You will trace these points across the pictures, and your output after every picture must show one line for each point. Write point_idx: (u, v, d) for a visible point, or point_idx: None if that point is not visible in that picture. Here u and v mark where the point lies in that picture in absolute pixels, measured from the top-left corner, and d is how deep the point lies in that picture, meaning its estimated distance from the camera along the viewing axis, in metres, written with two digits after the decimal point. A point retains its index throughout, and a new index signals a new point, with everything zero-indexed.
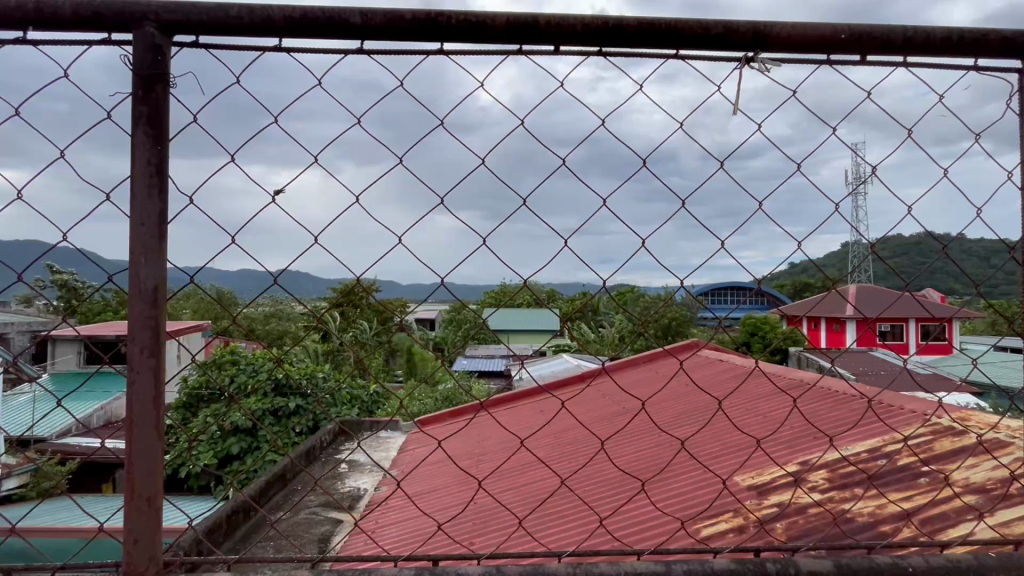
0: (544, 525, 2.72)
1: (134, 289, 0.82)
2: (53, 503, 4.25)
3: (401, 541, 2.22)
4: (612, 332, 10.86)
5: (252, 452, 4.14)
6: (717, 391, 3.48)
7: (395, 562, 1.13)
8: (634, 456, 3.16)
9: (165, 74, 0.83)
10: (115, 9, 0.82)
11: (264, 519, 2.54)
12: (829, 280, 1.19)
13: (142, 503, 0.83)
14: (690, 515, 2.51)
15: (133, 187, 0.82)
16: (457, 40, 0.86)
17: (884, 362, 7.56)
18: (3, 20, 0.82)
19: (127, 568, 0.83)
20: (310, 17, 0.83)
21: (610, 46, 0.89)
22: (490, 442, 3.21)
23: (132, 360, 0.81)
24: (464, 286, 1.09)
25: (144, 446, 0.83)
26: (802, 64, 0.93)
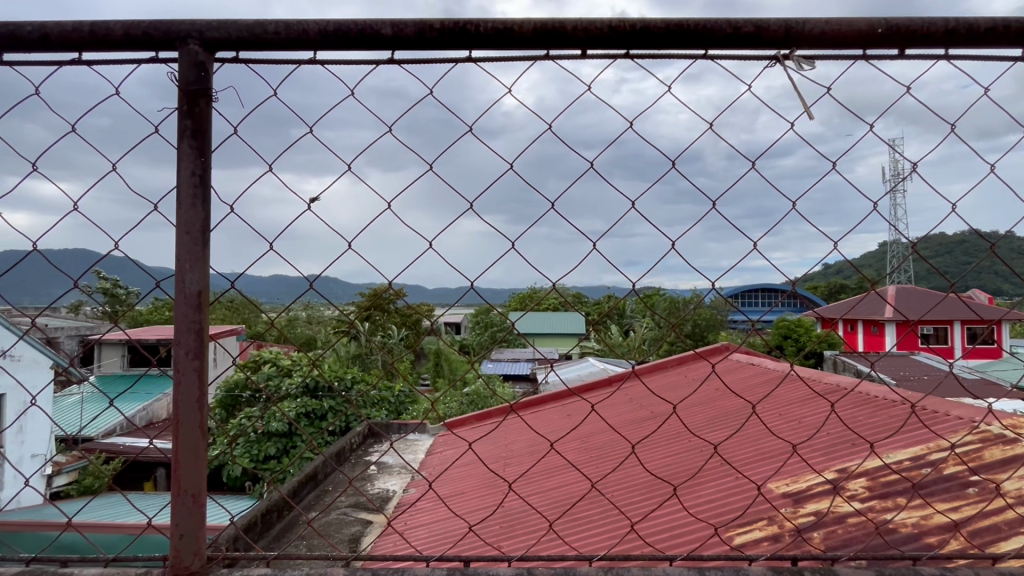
0: (574, 529, 2.72)
1: (179, 294, 0.87)
2: (104, 499, 4.44)
3: (430, 542, 2.26)
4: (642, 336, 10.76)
5: (289, 452, 4.24)
6: (751, 395, 3.41)
7: (427, 563, 1.13)
8: (665, 461, 3.12)
9: (208, 89, 0.87)
10: (163, 30, 0.87)
11: (299, 518, 2.61)
12: (866, 280, 1.17)
13: (187, 499, 0.88)
14: (723, 521, 2.49)
15: (178, 197, 0.87)
16: (485, 47, 0.89)
17: (929, 366, 7.29)
18: (62, 43, 0.89)
19: (173, 562, 0.88)
20: (343, 29, 0.87)
21: (637, 48, 0.90)
22: (520, 444, 3.22)
23: (178, 362, 0.86)
24: (491, 289, 1.11)
25: (189, 443, 0.88)
26: (837, 60, 0.92)
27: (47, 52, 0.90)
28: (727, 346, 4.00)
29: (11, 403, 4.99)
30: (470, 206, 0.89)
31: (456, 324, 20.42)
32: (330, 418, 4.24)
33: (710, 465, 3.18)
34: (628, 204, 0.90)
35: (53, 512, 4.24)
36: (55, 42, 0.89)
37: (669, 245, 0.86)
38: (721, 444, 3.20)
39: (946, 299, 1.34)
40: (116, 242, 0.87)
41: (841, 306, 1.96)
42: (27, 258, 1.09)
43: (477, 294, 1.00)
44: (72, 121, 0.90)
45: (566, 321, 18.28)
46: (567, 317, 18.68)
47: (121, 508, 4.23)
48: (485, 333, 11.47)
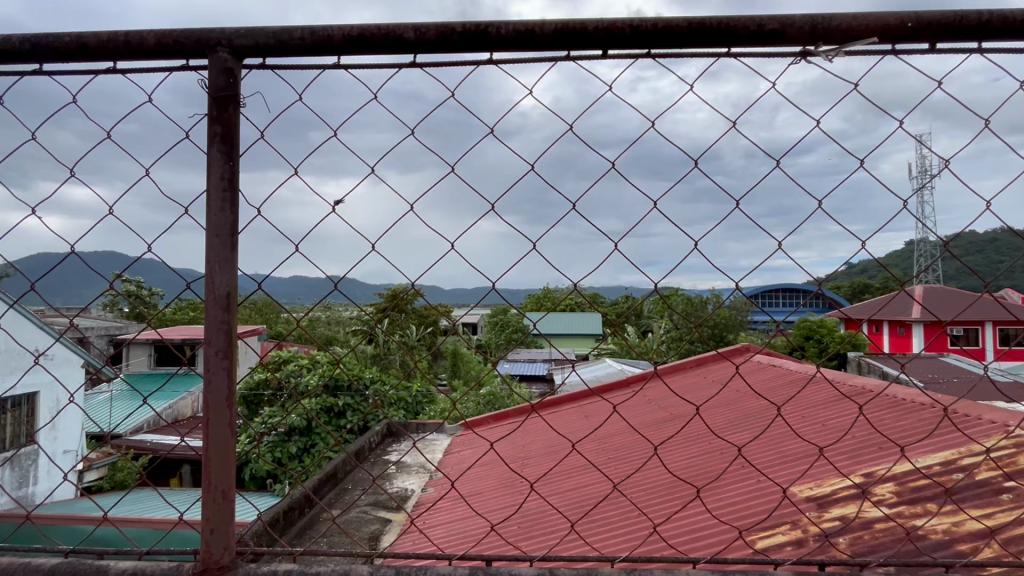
0: (596, 530, 2.72)
1: (209, 295, 0.90)
2: (135, 494, 4.58)
3: (451, 542, 2.29)
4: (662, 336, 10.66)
5: (309, 450, 4.30)
6: (776, 396, 3.35)
7: (449, 562, 1.12)
8: (687, 463, 3.09)
9: (237, 95, 0.91)
10: (194, 38, 0.91)
11: (320, 515, 2.65)
12: (893, 280, 1.15)
13: (218, 495, 0.91)
14: (746, 525, 2.46)
15: (208, 201, 0.90)
16: (506, 50, 0.90)
17: (959, 368, 7.08)
18: (98, 53, 0.93)
19: (205, 556, 0.91)
20: (367, 34, 0.89)
21: (659, 48, 0.90)
22: (540, 445, 3.22)
23: (207, 362, 0.89)
24: (511, 290, 1.11)
25: (219, 441, 0.91)
26: (865, 55, 0.90)
27: (86, 61, 0.94)
28: (748, 347, 3.95)
29: (45, 400, 5.16)
30: (492, 207, 0.90)
31: (475, 324, 20.45)
32: (348, 417, 4.30)
33: (733, 467, 3.14)
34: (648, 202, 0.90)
35: (88, 506, 4.39)
36: (93, 51, 0.93)
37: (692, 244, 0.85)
38: (746, 447, 3.15)
39: (979, 299, 1.30)
40: (148, 244, 0.91)
41: (868, 306, 1.92)
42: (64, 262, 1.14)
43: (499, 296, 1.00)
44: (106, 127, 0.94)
45: (587, 322, 18.18)
46: (585, 317, 18.59)
47: (153, 503, 4.35)
48: (502, 334, 11.48)
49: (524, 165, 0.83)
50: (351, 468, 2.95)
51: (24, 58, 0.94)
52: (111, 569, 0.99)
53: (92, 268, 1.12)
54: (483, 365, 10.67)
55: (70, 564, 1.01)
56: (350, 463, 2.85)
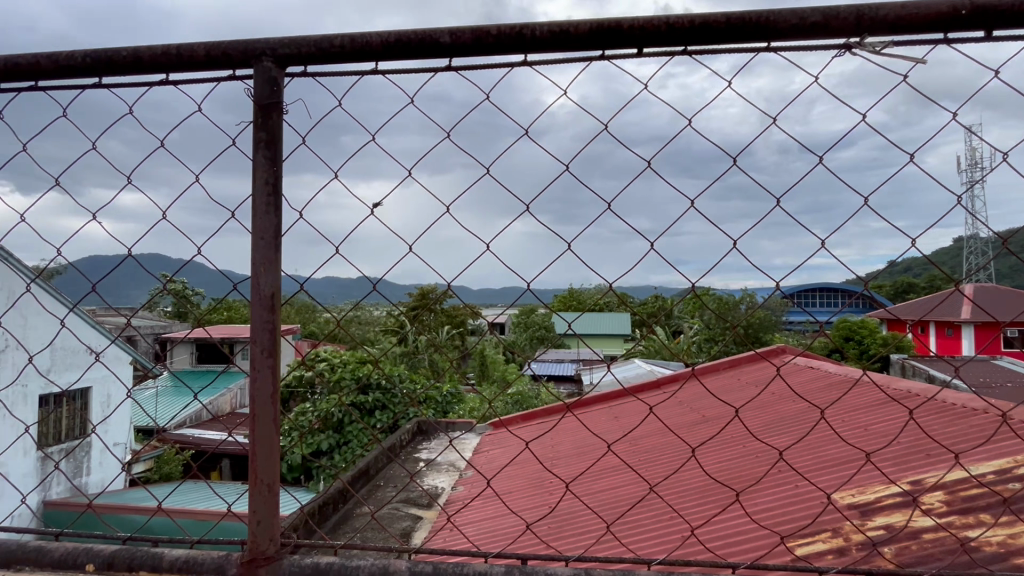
0: (633, 531, 2.70)
1: (254, 295, 0.94)
2: (186, 485, 4.78)
3: (487, 541, 2.35)
4: (691, 338, 10.48)
5: (341, 448, 4.38)
6: (818, 399, 3.26)
7: (485, 559, 1.08)
8: (725, 465, 3.04)
9: (280, 102, 0.94)
10: (240, 48, 0.94)
11: (354, 510, 2.71)
12: (942, 278, 1.09)
13: (263, 488, 0.95)
14: (788, 530, 2.39)
15: (254, 205, 0.94)
16: (543, 51, 0.89)
17: (1014, 373, 6.68)
18: (152, 64, 0.97)
19: (252, 546, 0.95)
20: (404, 39, 0.91)
21: (696, 44, 0.88)
22: (574, 445, 3.22)
23: (254, 359, 0.93)
24: (547, 290, 1.10)
25: (264, 435, 0.95)
26: (914, 45, 0.86)
27: (140, 74, 0.99)
28: (783, 349, 3.84)
29: (98, 396, 5.45)
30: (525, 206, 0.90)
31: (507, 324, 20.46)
32: (378, 415, 4.37)
33: (774, 471, 3.07)
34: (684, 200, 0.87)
35: (142, 496, 4.60)
36: (146, 63, 0.98)
37: (728, 241, 0.82)
38: (786, 450, 3.07)
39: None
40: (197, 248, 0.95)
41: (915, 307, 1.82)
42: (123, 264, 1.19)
43: (535, 297, 0.99)
44: (159, 136, 0.99)
45: (617, 322, 18.00)
46: (617, 317, 18.36)
47: (201, 495, 4.54)
48: (528, 333, 11.44)
49: (558, 164, 0.82)
50: (383, 465, 3.00)
51: (85, 72, 1.00)
52: (164, 558, 1.01)
53: (144, 268, 1.18)
54: (509, 365, 10.72)
55: (127, 552, 1.03)
56: (382, 459, 2.90)
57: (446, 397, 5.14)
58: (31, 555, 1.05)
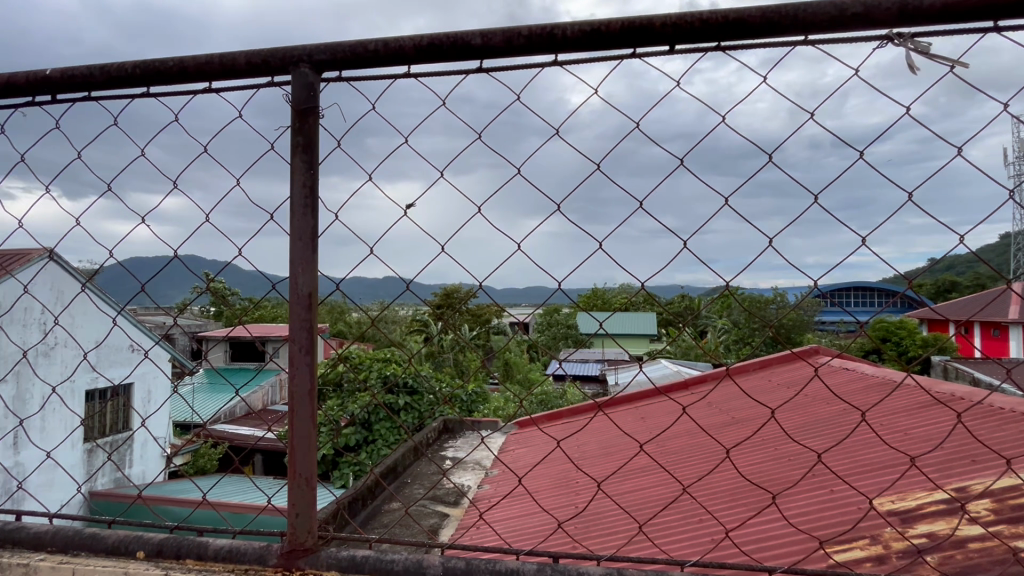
0: (668, 532, 2.67)
1: (293, 295, 0.96)
2: (231, 481, 4.94)
3: (519, 538, 2.37)
4: (717, 338, 10.30)
5: (367, 445, 4.44)
6: (858, 400, 3.15)
7: (515, 556, 1.04)
8: (761, 467, 2.97)
9: (316, 107, 0.96)
10: (278, 55, 0.96)
11: (382, 506, 2.76)
12: (990, 275, 1.03)
13: (302, 482, 0.97)
14: (827, 535, 2.32)
15: (291, 207, 0.96)
16: (575, 51, 0.88)
17: None
18: (196, 73, 1.00)
19: (291, 537, 0.98)
20: (437, 42, 0.91)
21: (730, 40, 0.85)
22: (606, 444, 3.20)
23: (292, 356, 0.95)
24: (576, 289, 1.08)
25: (302, 430, 0.97)
26: (961, 35, 0.82)
27: (185, 82, 1.02)
28: (816, 350, 3.75)
29: (140, 391, 5.64)
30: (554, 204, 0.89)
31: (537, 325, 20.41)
32: (405, 414, 4.42)
33: (812, 473, 2.98)
34: (715, 198, 0.85)
35: (185, 488, 4.78)
36: (191, 72, 1.01)
37: (760, 238, 0.79)
38: (825, 453, 2.98)
39: None
40: (237, 249, 0.97)
41: (958, 308, 1.74)
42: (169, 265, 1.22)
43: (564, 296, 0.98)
44: (202, 143, 1.02)
45: (646, 322, 17.79)
46: (647, 317, 18.12)
47: (240, 490, 4.68)
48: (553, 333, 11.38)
49: (590, 162, 0.81)
50: (410, 462, 3.05)
51: (133, 81, 1.03)
52: (210, 547, 1.03)
53: (190, 268, 1.22)
54: (534, 365, 10.73)
55: (176, 540, 1.06)
56: (408, 457, 2.95)
57: (470, 396, 5.16)
58: (87, 540, 1.10)
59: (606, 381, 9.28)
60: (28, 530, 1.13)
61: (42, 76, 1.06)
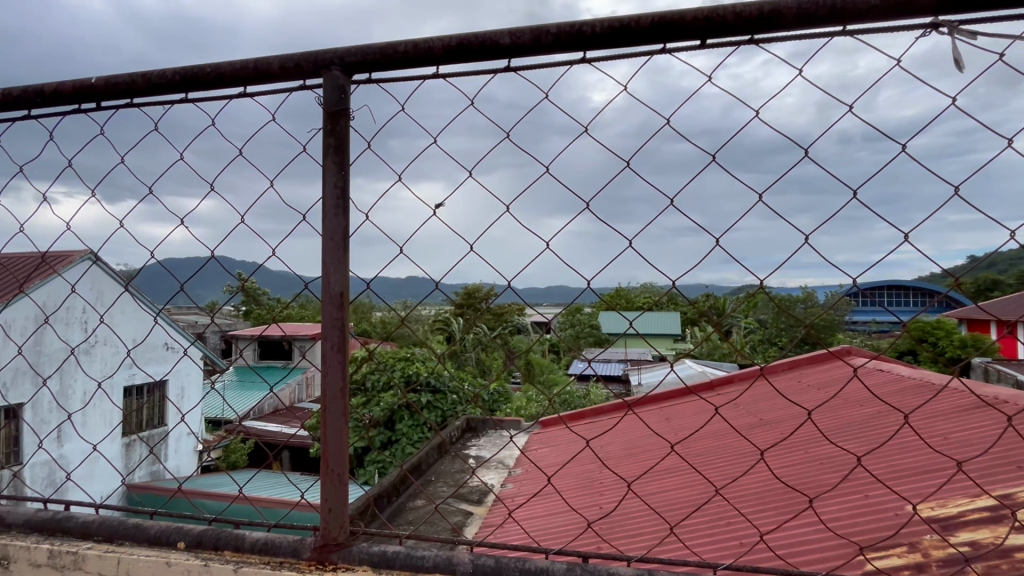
0: (702, 534, 2.62)
1: (325, 294, 0.96)
2: (266, 477, 5.06)
3: (550, 537, 2.37)
4: (741, 338, 10.11)
5: (391, 444, 4.48)
6: (898, 402, 3.05)
7: (544, 555, 1.03)
8: (797, 470, 2.89)
9: (347, 109, 0.96)
10: (311, 59, 0.97)
11: (407, 503, 2.79)
12: None
13: (334, 478, 0.97)
14: (866, 541, 2.23)
15: (324, 207, 0.96)
16: (604, 48, 0.86)
17: None
18: (232, 78, 1.01)
19: (324, 532, 0.98)
20: (466, 43, 0.90)
21: (764, 33, 0.83)
22: (635, 444, 3.16)
23: (324, 355, 0.96)
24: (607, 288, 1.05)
25: (335, 426, 0.97)
26: (1011, 22, 0.77)
27: (221, 88, 1.03)
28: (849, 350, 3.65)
29: (175, 385, 5.82)
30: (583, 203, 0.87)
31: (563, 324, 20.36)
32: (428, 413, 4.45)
33: (851, 476, 2.89)
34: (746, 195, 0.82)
35: (221, 482, 4.92)
36: (228, 78, 1.02)
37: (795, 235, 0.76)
38: (865, 456, 2.88)
39: None
40: (270, 249, 0.98)
41: (1003, 307, 1.65)
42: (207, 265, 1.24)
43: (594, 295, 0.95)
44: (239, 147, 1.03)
45: (674, 321, 17.57)
46: (675, 316, 17.89)
47: (276, 485, 4.79)
48: None
49: (620, 160, 0.79)
50: (434, 460, 3.09)
51: (171, 87, 1.05)
52: (246, 539, 1.05)
53: (228, 268, 1.24)
54: (558, 364, 10.73)
55: (214, 532, 1.07)
56: (432, 456, 2.98)
57: (493, 395, 5.17)
58: (131, 530, 1.12)
59: (629, 381, 9.20)
60: (77, 519, 1.14)
61: (87, 84, 1.08)
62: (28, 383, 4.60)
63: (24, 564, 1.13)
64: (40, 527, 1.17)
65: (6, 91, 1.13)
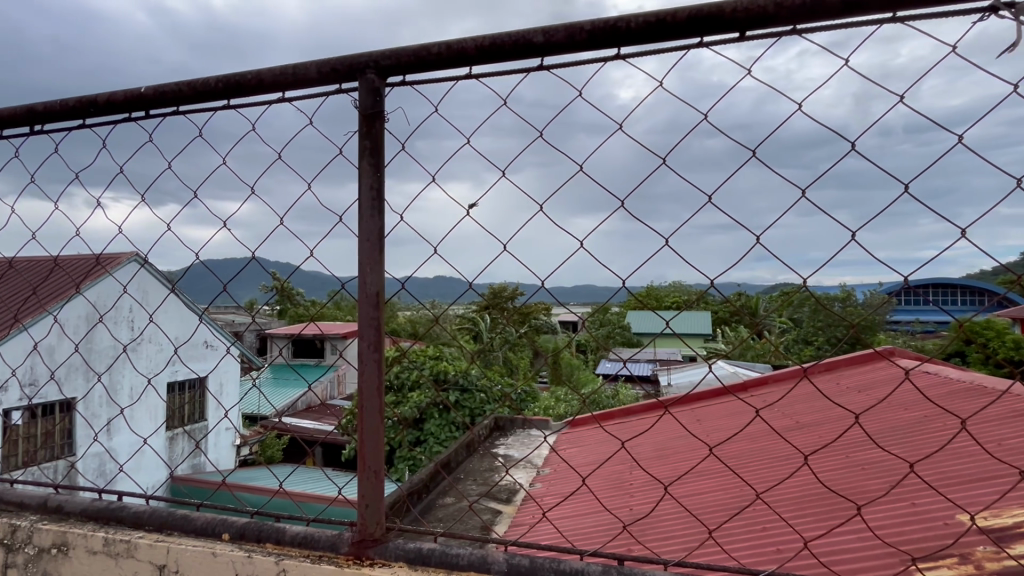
0: (742, 539, 2.56)
1: (362, 295, 0.97)
2: (306, 473, 5.19)
3: (586, 536, 2.36)
4: (775, 338, 9.86)
5: (422, 442, 4.53)
6: (950, 406, 2.92)
7: (578, 556, 1.01)
8: (843, 475, 2.78)
9: (382, 111, 0.96)
10: (348, 62, 0.97)
11: (437, 501, 2.80)
12: None
13: (370, 475, 0.98)
14: (917, 551, 2.12)
15: (360, 209, 0.97)
16: (638, 44, 0.85)
17: None
18: (272, 84, 1.03)
19: (361, 527, 0.99)
20: (499, 42, 0.89)
21: (807, 23, 0.80)
22: (672, 444, 3.11)
23: (361, 354, 0.96)
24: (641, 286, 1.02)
25: (371, 424, 0.98)
26: None
27: (262, 94, 1.04)
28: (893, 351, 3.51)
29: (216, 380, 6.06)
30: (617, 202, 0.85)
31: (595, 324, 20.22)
32: (458, 411, 4.48)
33: (902, 482, 2.76)
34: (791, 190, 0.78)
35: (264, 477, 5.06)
36: (267, 85, 1.04)
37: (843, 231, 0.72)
38: (919, 464, 2.74)
39: None
40: (306, 249, 0.99)
41: None
42: (249, 266, 1.27)
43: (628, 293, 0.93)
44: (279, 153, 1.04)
45: (709, 321, 17.25)
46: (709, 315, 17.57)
47: (315, 480, 4.91)
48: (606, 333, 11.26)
49: (655, 154, 0.77)
50: (463, 458, 3.10)
51: (214, 94, 1.07)
52: (287, 532, 1.07)
53: (267, 270, 1.27)
54: (586, 364, 10.67)
55: (256, 524, 1.10)
56: (461, 454, 2.99)
57: (520, 395, 5.17)
58: (179, 521, 1.15)
59: (658, 381, 9.10)
60: (129, 509, 1.19)
61: (137, 93, 1.11)
62: (80, 379, 4.84)
63: (82, 551, 1.18)
64: (96, 515, 1.22)
65: (60, 101, 1.17)
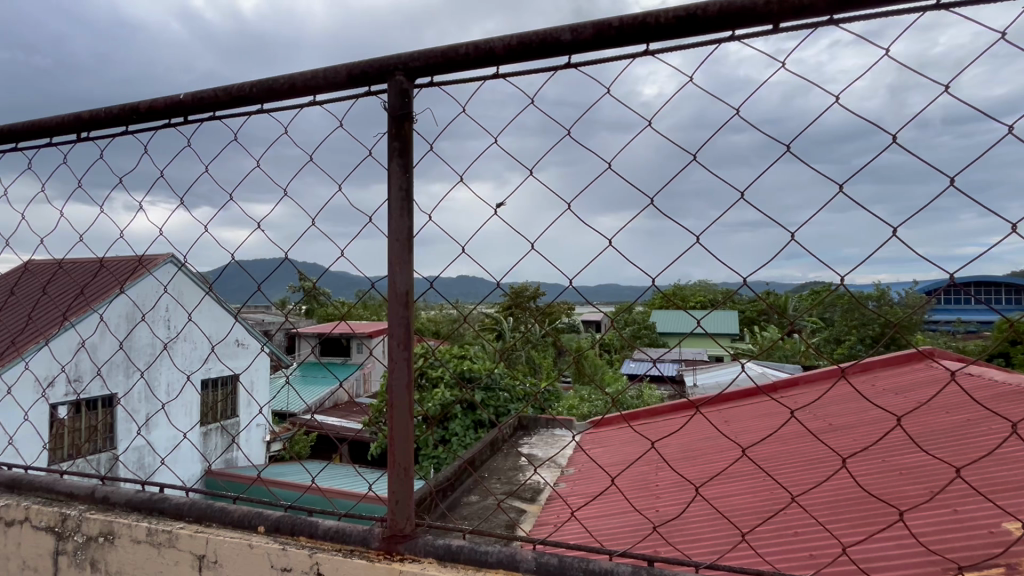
0: (777, 542, 2.50)
1: (392, 293, 0.98)
2: (339, 468, 5.29)
3: (615, 537, 2.34)
4: (806, 339, 9.64)
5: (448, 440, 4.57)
6: (997, 408, 2.80)
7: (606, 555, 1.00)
8: (884, 479, 2.69)
9: (411, 113, 0.97)
10: (378, 65, 0.98)
11: (462, 498, 2.82)
12: None
13: (400, 471, 0.99)
14: (964, 559, 2.04)
15: (389, 209, 0.98)
16: (666, 39, 0.83)
17: None
18: (304, 88, 1.04)
19: (392, 523, 1.01)
20: (526, 41, 0.89)
21: (844, 13, 0.77)
22: (703, 445, 3.06)
23: (390, 353, 0.97)
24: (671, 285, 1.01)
25: (401, 421, 0.99)
26: None
27: (295, 98, 1.06)
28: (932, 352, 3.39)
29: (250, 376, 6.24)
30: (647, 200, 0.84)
31: None
32: (483, 410, 4.50)
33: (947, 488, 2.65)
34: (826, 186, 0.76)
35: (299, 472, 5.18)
36: (300, 89, 1.05)
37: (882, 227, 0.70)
38: (966, 468, 2.63)
39: None
40: (336, 249, 1.00)
41: None
42: (280, 267, 1.29)
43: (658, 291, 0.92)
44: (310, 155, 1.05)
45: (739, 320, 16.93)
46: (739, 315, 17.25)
47: (346, 477, 4.99)
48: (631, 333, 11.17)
49: (683, 151, 0.75)
50: (487, 457, 3.11)
51: (248, 99, 1.09)
52: (320, 526, 1.08)
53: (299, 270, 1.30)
54: (612, 363, 10.62)
55: (291, 518, 1.12)
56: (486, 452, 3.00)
57: (545, 395, 5.17)
58: (217, 512, 1.18)
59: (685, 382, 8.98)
60: (170, 501, 1.23)
61: (176, 100, 1.14)
62: (121, 375, 5.03)
63: (126, 541, 1.22)
64: (139, 506, 1.26)
65: (104, 109, 1.21)
